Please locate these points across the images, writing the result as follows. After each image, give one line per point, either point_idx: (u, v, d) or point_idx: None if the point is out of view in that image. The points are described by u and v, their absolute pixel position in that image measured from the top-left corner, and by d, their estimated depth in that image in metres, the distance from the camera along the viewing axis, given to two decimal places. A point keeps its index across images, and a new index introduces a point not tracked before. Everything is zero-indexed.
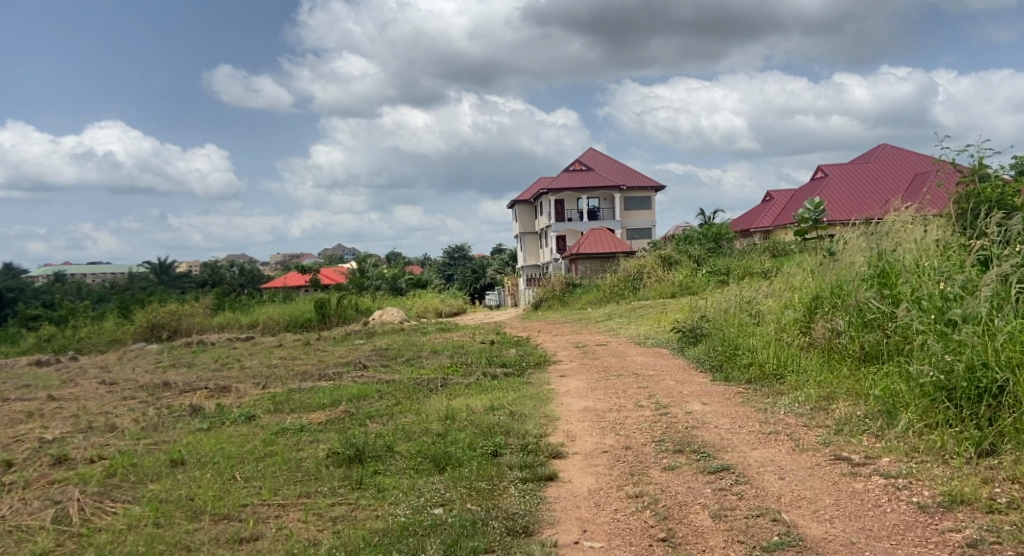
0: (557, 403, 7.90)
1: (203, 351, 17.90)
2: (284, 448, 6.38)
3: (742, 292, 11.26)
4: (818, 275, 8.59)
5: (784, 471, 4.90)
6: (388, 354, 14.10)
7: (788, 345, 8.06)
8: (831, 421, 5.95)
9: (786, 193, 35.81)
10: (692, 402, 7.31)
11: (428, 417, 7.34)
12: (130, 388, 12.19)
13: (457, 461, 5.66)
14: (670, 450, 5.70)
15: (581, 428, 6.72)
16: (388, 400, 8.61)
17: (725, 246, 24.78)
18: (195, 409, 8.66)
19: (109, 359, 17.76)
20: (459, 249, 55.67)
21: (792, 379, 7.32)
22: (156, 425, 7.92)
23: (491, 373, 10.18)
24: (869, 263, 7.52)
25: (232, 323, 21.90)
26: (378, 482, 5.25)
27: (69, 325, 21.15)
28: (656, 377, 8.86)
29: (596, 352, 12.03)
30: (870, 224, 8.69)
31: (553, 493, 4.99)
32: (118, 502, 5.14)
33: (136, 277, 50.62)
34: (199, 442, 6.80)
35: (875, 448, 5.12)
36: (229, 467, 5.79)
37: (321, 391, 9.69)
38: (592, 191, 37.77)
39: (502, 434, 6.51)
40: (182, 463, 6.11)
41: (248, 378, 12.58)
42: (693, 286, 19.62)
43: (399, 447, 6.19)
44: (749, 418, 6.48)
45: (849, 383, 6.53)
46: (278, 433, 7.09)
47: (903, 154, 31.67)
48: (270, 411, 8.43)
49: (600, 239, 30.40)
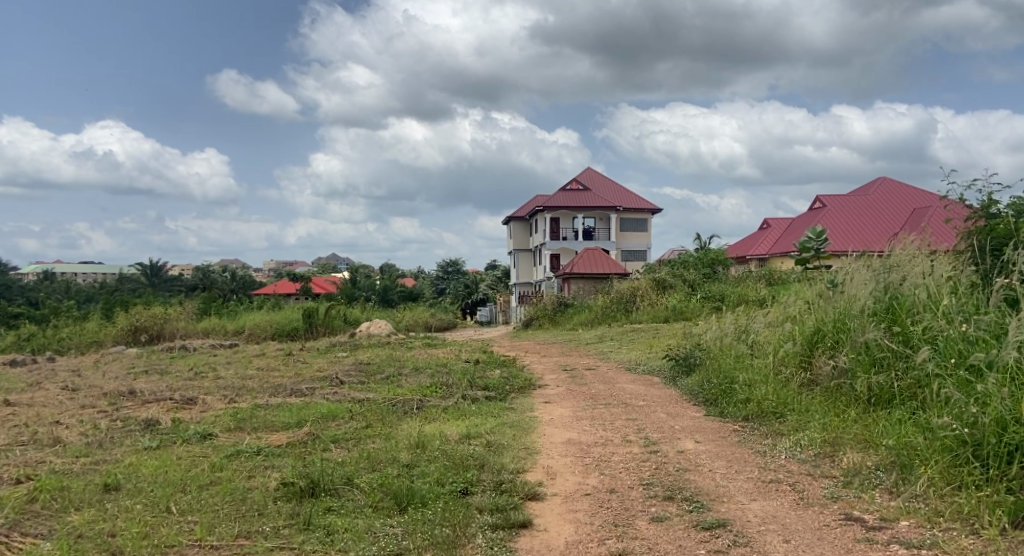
0: (540, 433, 7.30)
1: (181, 358, 17.21)
2: (233, 476, 5.77)
3: (739, 320, 10.68)
4: (820, 306, 8.03)
5: (789, 532, 4.30)
6: (368, 369, 13.47)
7: (787, 382, 7.48)
8: (838, 471, 5.38)
9: (783, 221, 35.45)
10: (684, 440, 6.72)
11: (397, 445, 6.73)
12: (94, 395, 11.51)
13: (422, 499, 5.05)
14: (659, 497, 5.11)
15: (562, 464, 6.13)
16: (358, 421, 8.00)
17: (719, 272, 24.24)
18: (150, 424, 8.03)
19: (86, 361, 17.12)
20: (453, 263, 55.22)
21: (793, 419, 6.73)
22: (102, 441, 7.29)
23: (471, 395, 9.58)
24: (875, 298, 6.97)
25: (217, 329, 21.22)
26: (328, 523, 4.64)
27: (49, 325, 20.41)
28: (645, 408, 8.28)
29: (584, 376, 11.46)
30: (875, 256, 8.15)
31: (525, 546, 4.40)
32: (29, 536, 4.54)
33: (127, 279, 50.13)
34: (141, 464, 6.17)
35: (890, 508, 4.53)
36: (166, 496, 5.17)
37: (289, 408, 9.06)
38: (587, 211, 37.26)
39: (476, 468, 5.91)
40: (117, 488, 5.49)
41: (219, 389, 11.94)
42: (688, 311, 19.06)
43: (359, 478, 5.57)
44: (746, 462, 5.89)
45: (855, 428, 5.95)
46: (231, 456, 6.48)
47: (902, 188, 31.33)
48: (230, 430, 7.80)
49: (594, 259, 29.88)
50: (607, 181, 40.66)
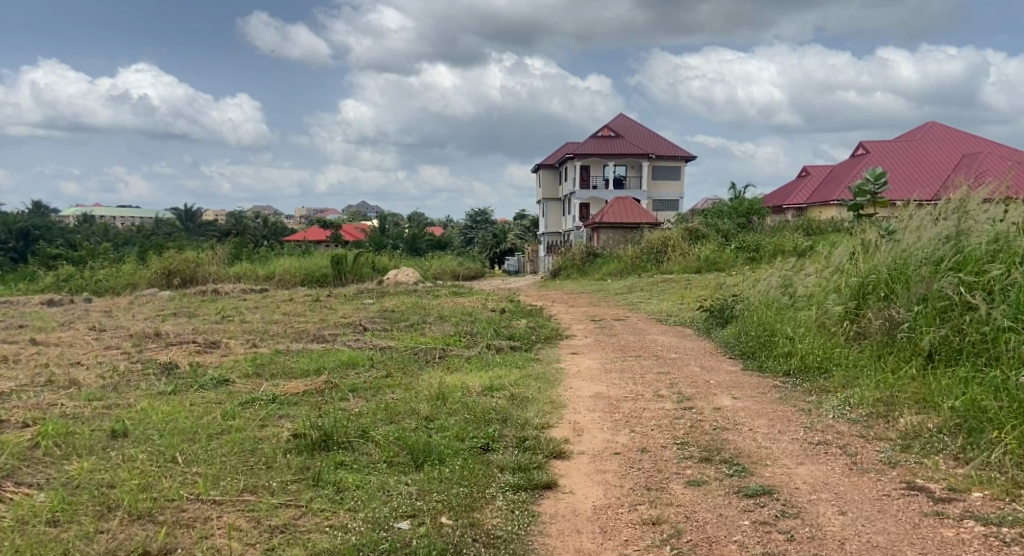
0: (566, 386, 6.92)
1: (211, 301, 17.07)
2: (245, 424, 5.48)
3: (779, 271, 10.15)
4: (871, 256, 7.52)
5: (846, 504, 3.89)
6: (392, 316, 13.13)
7: (833, 337, 7.02)
8: (894, 432, 4.97)
9: (823, 171, 34.42)
10: (720, 396, 6.31)
11: (417, 396, 6.39)
12: (119, 337, 11.32)
13: (440, 455, 4.71)
14: (695, 459, 4.72)
15: (590, 420, 5.75)
16: (378, 370, 7.70)
17: (754, 222, 23.53)
18: (168, 368, 7.78)
19: (118, 303, 17.04)
20: (482, 213, 54.71)
21: (840, 376, 6.30)
22: (116, 384, 7.03)
23: (496, 345, 9.23)
24: (938, 248, 6.48)
25: (248, 274, 21.04)
26: (338, 480, 4.29)
27: (86, 266, 20.34)
28: (678, 361, 7.88)
29: (613, 327, 11.05)
30: (938, 204, 7.55)
31: (550, 511, 4.04)
32: (24, 486, 4.26)
33: (162, 223, 50.43)
34: (152, 410, 5.88)
35: (958, 478, 4.11)
36: (172, 445, 4.85)
37: (309, 355, 8.77)
38: (619, 158, 36.41)
39: (498, 423, 5.56)
40: (123, 435, 5.20)
41: (243, 334, 11.71)
42: (722, 262, 18.52)
43: (376, 431, 5.24)
44: (790, 422, 5.48)
45: (912, 387, 5.52)
46: (245, 404, 6.19)
47: (950, 134, 30.18)
48: (248, 376, 7.52)
49: (625, 209, 29.20)
50: (639, 128, 39.67)
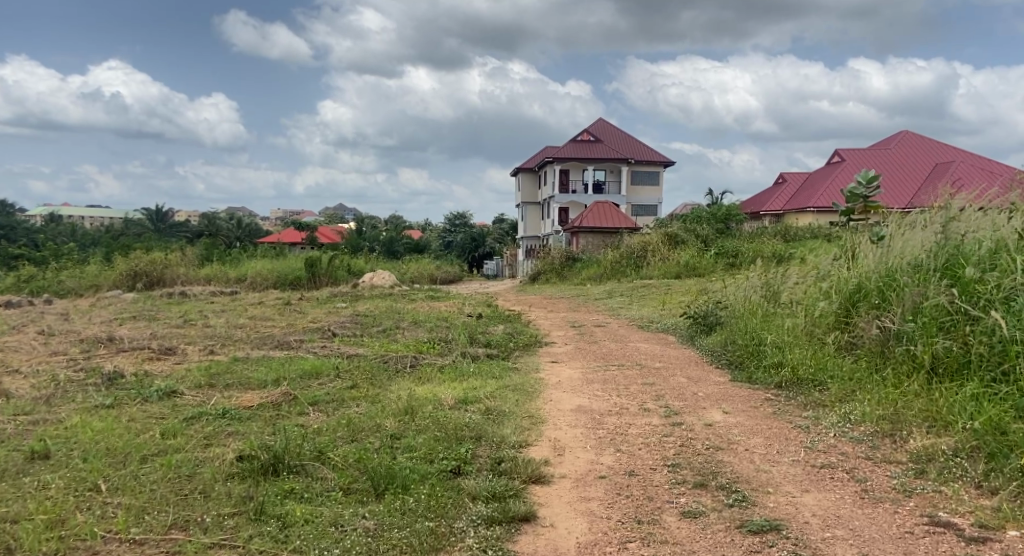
0: (545, 399, 6.41)
1: (176, 304, 16.37)
2: (187, 444, 4.90)
3: (765, 274, 9.74)
4: (866, 260, 7.05)
5: (866, 545, 3.42)
6: (364, 321, 12.55)
7: (826, 346, 6.56)
8: (905, 454, 4.50)
9: (801, 176, 34.31)
10: (711, 411, 5.82)
11: (383, 410, 5.84)
12: (72, 342, 10.63)
13: (403, 482, 4.17)
14: (689, 484, 4.23)
15: (572, 437, 5.23)
16: (343, 380, 7.15)
17: (734, 227, 23.20)
18: (112, 377, 7.13)
19: (79, 305, 16.29)
20: (461, 216, 54.18)
21: (836, 390, 5.85)
22: (51, 396, 6.42)
23: (471, 353, 8.70)
24: (939, 253, 6.05)
25: (218, 276, 20.32)
26: (285, 513, 3.74)
27: (49, 266, 19.49)
28: (663, 371, 7.38)
29: (594, 334, 10.54)
30: (937, 205, 7.11)
31: (528, 550, 3.53)
32: None
33: (133, 223, 49.31)
34: (84, 427, 5.28)
35: (986, 512, 3.67)
36: (96, 470, 4.26)
37: (269, 363, 8.19)
38: (599, 163, 36.02)
39: (470, 441, 5.03)
40: (45, 457, 4.61)
41: (204, 339, 11.08)
42: (702, 268, 18.13)
43: (331, 452, 4.67)
44: (789, 441, 5.00)
45: (919, 403, 5.07)
46: (189, 419, 5.60)
47: (926, 142, 30.12)
48: (199, 387, 6.92)
49: (604, 213, 28.78)
50: (619, 132, 39.29)
